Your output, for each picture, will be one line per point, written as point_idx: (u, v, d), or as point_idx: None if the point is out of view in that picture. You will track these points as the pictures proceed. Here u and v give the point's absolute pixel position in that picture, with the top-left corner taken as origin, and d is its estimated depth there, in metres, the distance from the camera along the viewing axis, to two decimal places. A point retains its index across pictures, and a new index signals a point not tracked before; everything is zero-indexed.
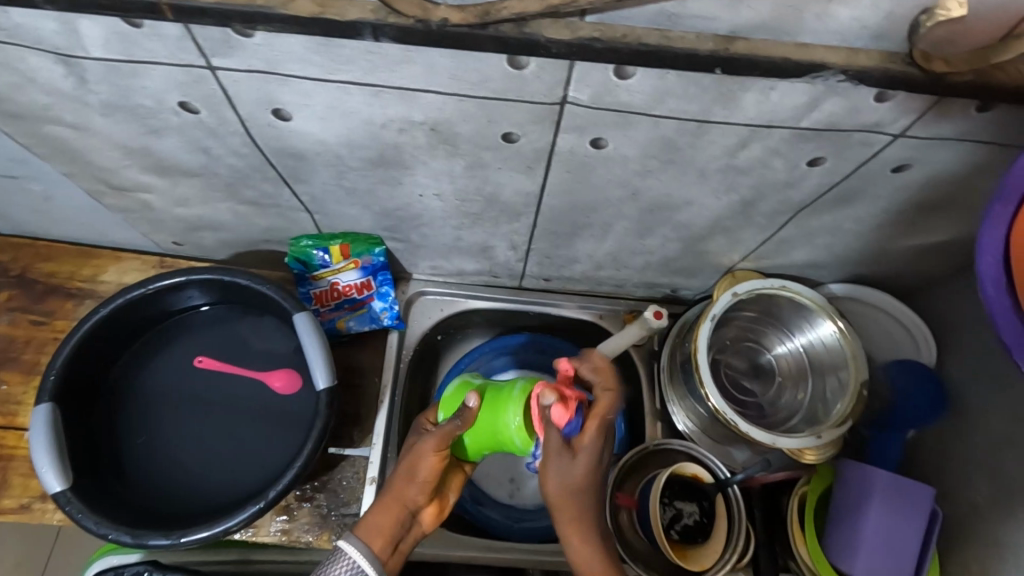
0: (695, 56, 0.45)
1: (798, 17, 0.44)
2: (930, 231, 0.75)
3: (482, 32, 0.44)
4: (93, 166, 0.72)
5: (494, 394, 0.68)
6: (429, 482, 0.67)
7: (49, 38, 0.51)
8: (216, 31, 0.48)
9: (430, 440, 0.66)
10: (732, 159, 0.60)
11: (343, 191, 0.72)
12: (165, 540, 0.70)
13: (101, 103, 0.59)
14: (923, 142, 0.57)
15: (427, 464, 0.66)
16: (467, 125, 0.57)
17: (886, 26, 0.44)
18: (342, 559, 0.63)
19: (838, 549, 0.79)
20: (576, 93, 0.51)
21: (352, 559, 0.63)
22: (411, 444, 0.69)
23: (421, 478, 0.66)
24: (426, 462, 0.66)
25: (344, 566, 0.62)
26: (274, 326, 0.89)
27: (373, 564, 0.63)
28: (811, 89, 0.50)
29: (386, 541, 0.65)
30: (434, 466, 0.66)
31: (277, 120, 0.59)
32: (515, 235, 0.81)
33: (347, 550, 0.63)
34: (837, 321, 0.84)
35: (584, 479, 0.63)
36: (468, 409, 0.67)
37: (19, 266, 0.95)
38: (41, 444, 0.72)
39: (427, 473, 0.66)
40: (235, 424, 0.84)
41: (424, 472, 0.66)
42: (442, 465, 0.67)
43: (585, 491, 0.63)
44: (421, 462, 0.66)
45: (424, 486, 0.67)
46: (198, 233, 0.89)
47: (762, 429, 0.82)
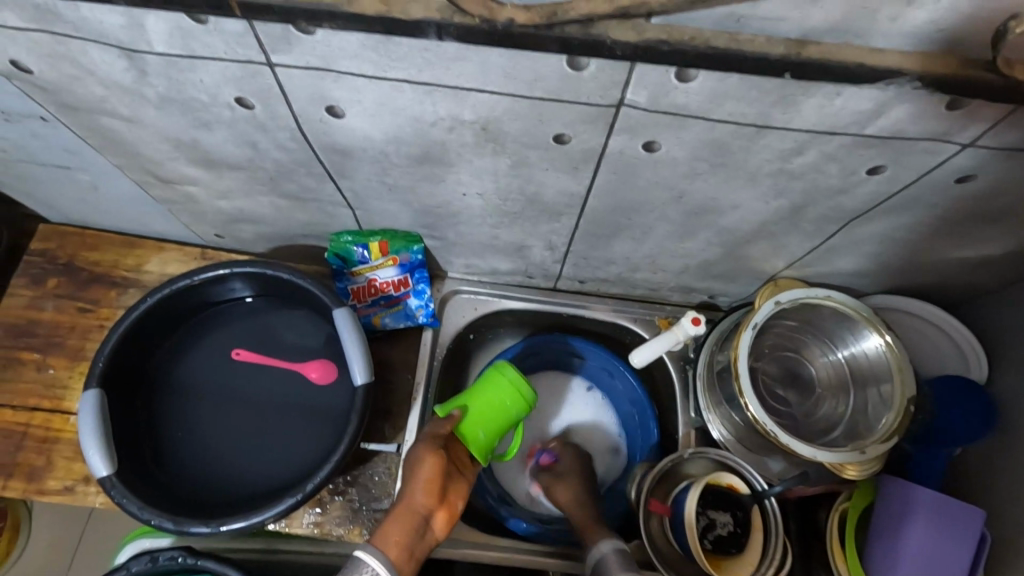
0: (763, 60, 0.43)
1: (872, 21, 0.42)
2: (987, 244, 0.72)
3: (546, 33, 0.43)
4: (144, 157, 0.74)
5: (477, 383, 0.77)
6: (432, 482, 0.69)
7: (113, 32, 0.51)
8: (277, 28, 0.48)
9: (426, 446, 0.71)
10: (786, 164, 0.59)
11: (386, 188, 0.72)
12: (205, 528, 0.71)
13: (157, 96, 0.60)
14: (991, 151, 0.55)
15: (427, 463, 0.69)
16: (519, 125, 0.56)
17: (966, 32, 0.43)
18: (364, 569, 0.62)
19: (879, 568, 0.77)
20: (632, 94, 0.51)
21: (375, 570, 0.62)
22: (412, 456, 0.72)
23: (422, 480, 0.69)
24: (426, 465, 0.69)
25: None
26: (310, 320, 0.90)
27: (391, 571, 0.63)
28: (878, 95, 0.48)
29: (403, 551, 0.65)
30: (432, 466, 0.69)
31: (328, 116, 0.59)
32: (555, 236, 0.81)
33: (368, 563, 0.62)
34: (884, 334, 0.81)
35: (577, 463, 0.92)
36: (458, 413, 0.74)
37: (66, 254, 0.97)
38: (88, 429, 0.74)
39: (428, 475, 0.69)
40: (271, 416, 0.85)
41: (424, 475, 0.69)
42: (441, 468, 0.70)
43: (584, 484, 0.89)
44: (422, 467, 0.69)
45: (430, 491, 0.68)
46: (239, 226, 0.90)
47: (801, 441, 0.80)
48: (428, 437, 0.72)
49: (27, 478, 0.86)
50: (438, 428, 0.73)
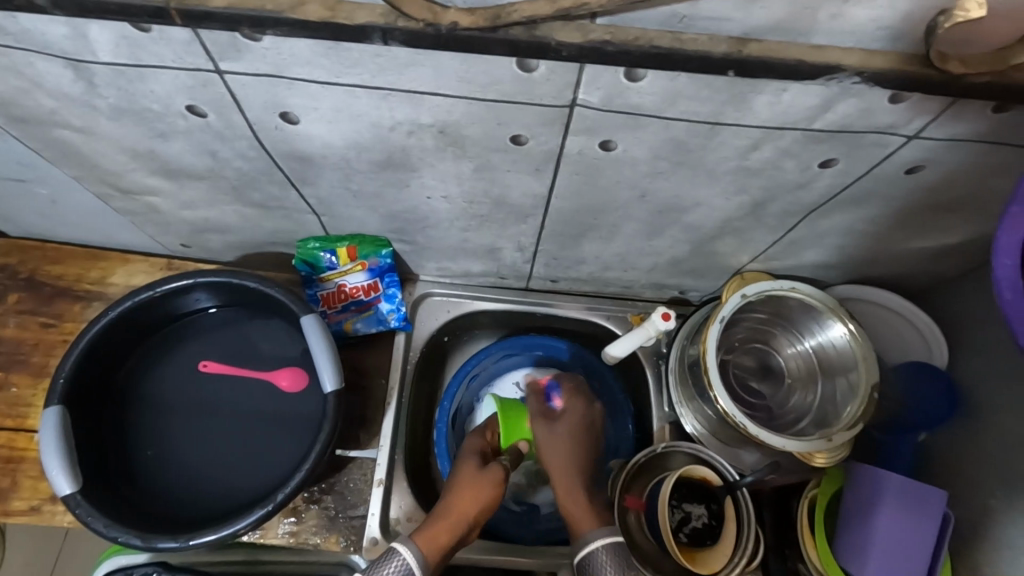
0: (708, 59, 0.44)
1: (811, 19, 0.43)
2: (943, 233, 0.74)
3: (492, 35, 0.44)
4: (101, 169, 0.72)
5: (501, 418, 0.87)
6: (487, 501, 0.76)
7: (57, 43, 0.50)
8: (224, 35, 0.47)
9: (468, 457, 0.81)
10: (743, 161, 0.59)
11: (350, 193, 0.72)
12: (173, 543, 0.70)
13: (108, 107, 0.59)
14: (937, 143, 0.56)
15: (469, 473, 0.78)
16: (477, 128, 0.56)
17: (902, 27, 0.44)
18: (396, 556, 0.67)
19: (849, 553, 0.78)
20: (585, 95, 0.51)
21: (406, 557, 0.67)
22: (458, 470, 0.80)
23: (481, 498, 0.76)
24: (470, 477, 0.78)
25: (398, 560, 0.67)
26: (280, 328, 0.89)
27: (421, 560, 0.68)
28: (823, 90, 0.49)
29: (437, 548, 0.70)
30: (495, 494, 0.77)
31: (285, 123, 0.58)
32: (523, 237, 0.81)
33: (401, 549, 0.68)
34: (848, 324, 0.83)
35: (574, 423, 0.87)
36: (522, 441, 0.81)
37: (27, 269, 0.95)
38: (50, 448, 0.72)
39: (471, 483, 0.77)
40: (242, 426, 0.84)
41: (486, 496, 0.76)
42: (484, 483, 0.77)
43: (581, 442, 0.86)
44: (466, 474, 0.78)
45: (474, 501, 0.75)
46: (205, 235, 0.89)
47: (771, 431, 0.81)
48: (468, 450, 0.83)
49: None
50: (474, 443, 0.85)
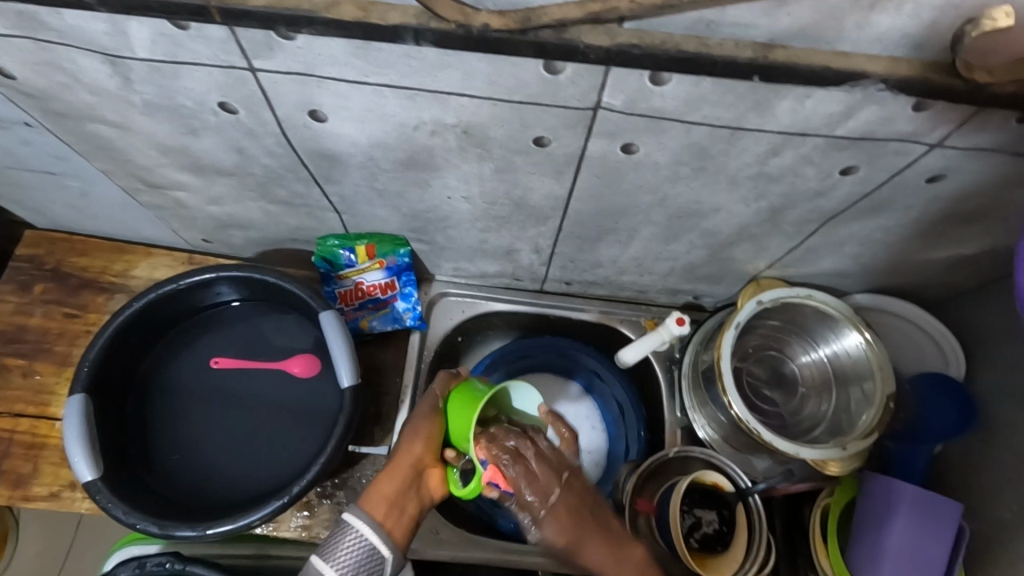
0: (734, 64, 0.44)
1: (837, 25, 0.43)
2: (962, 243, 0.74)
3: (521, 37, 0.43)
4: (131, 163, 0.74)
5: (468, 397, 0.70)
6: (432, 437, 0.70)
7: (96, 39, 0.51)
8: (259, 34, 0.48)
9: (423, 408, 0.71)
10: (764, 167, 0.60)
11: (372, 192, 0.73)
12: (190, 532, 0.71)
13: (142, 102, 0.60)
14: (959, 152, 0.56)
15: (425, 417, 0.70)
16: (501, 129, 0.57)
17: (928, 35, 0.43)
18: (352, 532, 0.63)
19: (860, 561, 0.78)
20: (609, 98, 0.52)
21: (361, 531, 0.63)
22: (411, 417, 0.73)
23: (424, 433, 0.70)
24: (425, 424, 0.70)
25: (353, 539, 0.63)
26: (297, 323, 0.90)
27: (375, 530, 0.63)
28: (847, 98, 0.49)
29: (386, 501, 0.66)
30: (430, 419, 0.70)
31: (313, 121, 0.59)
32: (540, 239, 0.82)
33: (354, 522, 0.63)
34: (863, 332, 0.83)
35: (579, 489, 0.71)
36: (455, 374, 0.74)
37: (53, 260, 0.97)
38: (74, 434, 0.74)
39: (426, 429, 0.70)
40: (259, 419, 0.85)
41: (424, 430, 0.70)
42: (439, 430, 0.71)
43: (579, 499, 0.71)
44: (416, 422, 0.71)
45: (429, 446, 0.70)
46: (227, 231, 0.91)
47: (785, 438, 0.81)
48: (430, 396, 0.72)
49: (12, 485, 0.86)
50: (433, 385, 0.72)
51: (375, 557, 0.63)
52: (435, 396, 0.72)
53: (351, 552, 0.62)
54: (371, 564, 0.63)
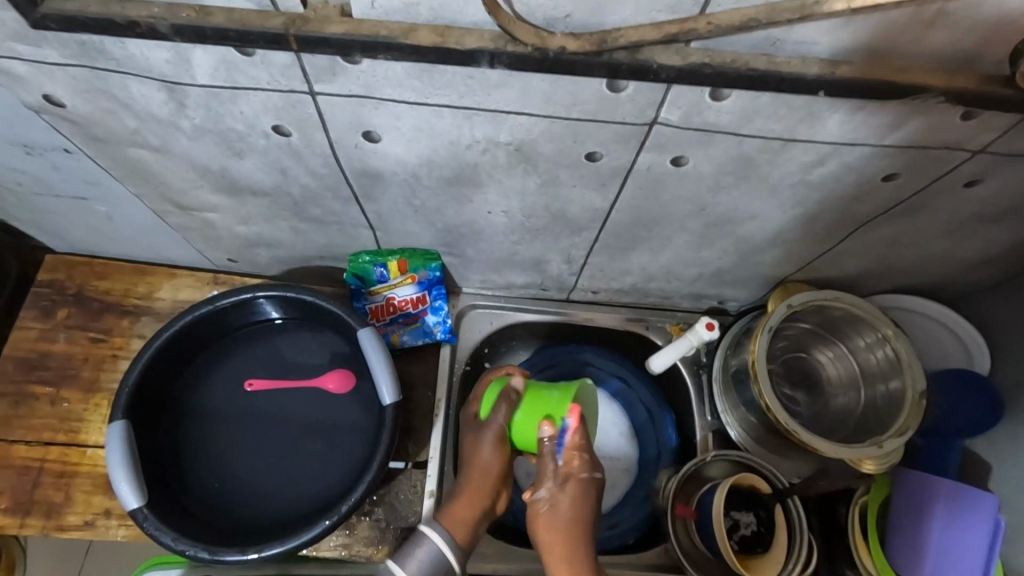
0: (801, 79, 0.45)
1: (899, 41, 0.44)
2: (988, 242, 0.76)
3: (595, 59, 0.44)
4: (167, 186, 0.74)
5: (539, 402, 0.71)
6: (495, 472, 0.73)
7: (156, 67, 0.51)
8: (324, 59, 0.49)
9: (489, 434, 0.73)
10: (807, 175, 0.61)
11: (412, 209, 0.73)
12: (242, 555, 0.71)
13: (191, 126, 0.60)
14: (997, 157, 0.58)
15: (489, 449, 0.73)
16: (553, 145, 0.58)
17: (985, 49, 0.45)
18: (427, 544, 0.69)
19: (900, 557, 0.81)
20: (666, 114, 0.53)
21: (436, 544, 0.68)
22: (473, 442, 0.75)
23: (485, 468, 0.73)
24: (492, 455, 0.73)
25: (429, 549, 0.68)
26: (328, 340, 0.90)
27: (452, 550, 0.69)
28: (899, 109, 0.51)
29: (462, 528, 0.71)
30: (496, 456, 0.73)
31: (364, 142, 0.60)
32: (574, 250, 0.83)
33: (432, 537, 0.69)
34: (892, 331, 0.85)
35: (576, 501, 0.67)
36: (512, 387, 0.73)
37: (75, 284, 0.96)
38: (117, 462, 0.73)
39: (490, 463, 0.73)
40: (297, 440, 0.84)
41: (489, 465, 0.73)
42: (502, 461, 0.74)
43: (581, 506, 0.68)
44: (484, 449, 0.73)
45: (496, 483, 0.74)
46: (255, 250, 0.91)
47: (822, 438, 0.83)
48: (494, 424, 0.72)
49: (45, 515, 0.85)
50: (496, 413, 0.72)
51: (446, 569, 0.69)
52: (500, 423, 0.72)
53: (425, 563, 0.68)
54: (444, 574, 0.69)
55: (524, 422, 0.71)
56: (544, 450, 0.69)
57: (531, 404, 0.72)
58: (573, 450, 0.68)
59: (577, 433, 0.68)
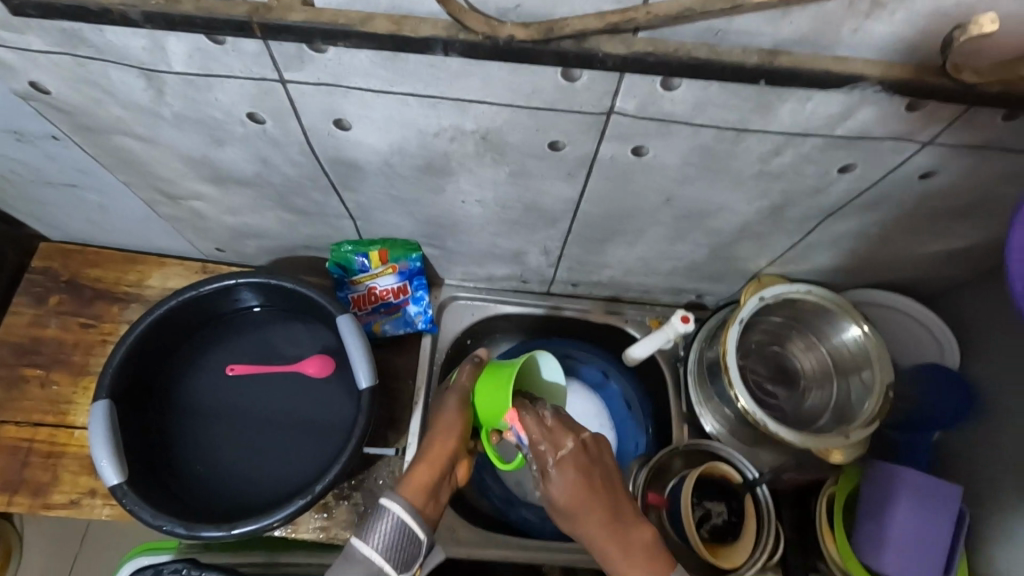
0: (742, 69, 0.47)
1: (837, 33, 0.46)
2: (953, 237, 0.78)
3: (544, 47, 0.46)
4: (153, 174, 0.76)
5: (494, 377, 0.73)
6: (461, 428, 0.73)
7: (134, 54, 0.54)
8: (292, 47, 0.51)
9: (454, 395, 0.74)
10: (767, 166, 0.63)
11: (389, 198, 0.76)
12: (217, 532, 0.73)
13: (171, 114, 0.62)
14: (950, 149, 0.60)
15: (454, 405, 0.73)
16: (519, 134, 0.60)
17: (920, 41, 0.47)
18: (388, 516, 0.63)
19: (865, 547, 0.81)
20: (622, 103, 0.55)
21: (397, 513, 0.63)
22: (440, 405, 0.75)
23: (450, 426, 0.73)
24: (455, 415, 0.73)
25: (389, 520, 0.63)
26: (310, 328, 0.92)
27: (414, 516, 0.64)
28: (846, 100, 0.53)
29: (422, 492, 0.67)
30: (458, 411, 0.73)
31: (337, 130, 0.62)
32: (550, 241, 0.85)
33: (392, 508, 0.64)
34: (862, 324, 0.86)
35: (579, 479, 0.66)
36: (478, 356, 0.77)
37: (68, 272, 0.99)
38: (100, 439, 0.75)
39: (455, 417, 0.73)
40: (277, 424, 0.86)
41: (452, 422, 0.73)
42: (468, 418, 0.74)
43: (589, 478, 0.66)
44: (449, 407, 0.73)
45: (460, 438, 0.73)
46: (242, 240, 0.93)
47: (791, 429, 0.84)
48: (458, 387, 0.74)
49: (32, 494, 0.87)
50: (460, 376, 0.75)
51: (409, 542, 0.64)
52: (457, 407, 0.73)
53: (387, 536, 0.63)
54: (403, 545, 0.63)
55: (486, 399, 0.73)
56: (516, 446, 0.70)
57: (489, 379, 0.73)
58: (560, 424, 0.68)
59: (529, 425, 0.67)
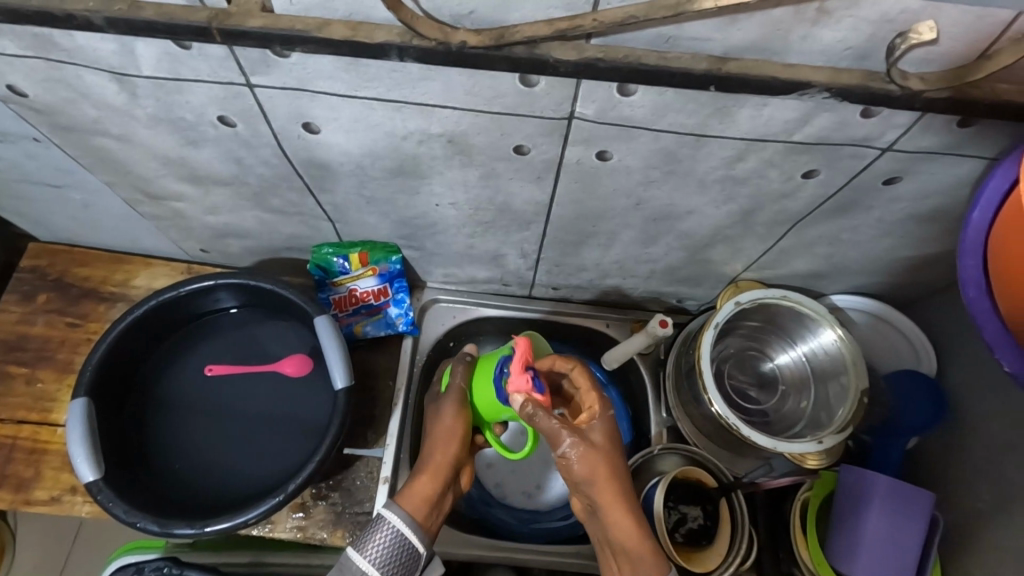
0: (692, 75, 0.48)
1: (785, 40, 0.47)
2: (925, 243, 0.78)
3: (496, 53, 0.47)
4: (133, 175, 0.78)
5: (489, 367, 0.76)
6: (458, 438, 0.76)
7: (105, 58, 0.55)
8: (256, 52, 0.52)
9: (451, 400, 0.77)
10: (730, 171, 0.64)
11: (364, 200, 0.77)
12: (190, 529, 0.74)
13: (146, 116, 0.63)
14: (911, 155, 0.60)
15: (453, 413, 0.76)
16: (483, 137, 0.61)
17: (868, 48, 0.47)
18: (386, 528, 0.69)
19: (839, 552, 0.81)
20: (582, 108, 0.56)
21: (396, 527, 0.69)
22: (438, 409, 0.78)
23: (450, 434, 0.76)
24: (451, 418, 0.76)
25: (386, 531, 0.69)
26: (291, 329, 0.93)
27: (414, 531, 0.70)
28: (801, 106, 0.53)
29: (423, 506, 0.72)
30: (456, 421, 0.76)
31: (307, 133, 0.63)
32: (526, 244, 0.85)
33: (389, 519, 0.70)
34: (837, 330, 0.86)
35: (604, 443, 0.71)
36: (468, 353, 0.80)
37: (56, 271, 1.00)
38: (77, 435, 0.76)
39: (453, 423, 0.76)
40: (256, 423, 0.87)
41: (451, 429, 0.76)
42: (467, 421, 0.77)
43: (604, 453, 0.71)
44: (447, 416, 0.76)
45: (461, 443, 0.76)
46: (225, 240, 0.94)
47: (766, 434, 0.84)
48: (454, 389, 0.77)
49: (15, 489, 0.89)
50: (454, 378, 0.78)
51: (409, 553, 0.70)
52: (460, 385, 0.78)
53: (386, 547, 0.69)
54: (404, 558, 0.70)
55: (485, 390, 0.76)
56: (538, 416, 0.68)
57: (484, 370, 0.77)
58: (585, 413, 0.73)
59: (592, 380, 0.73)
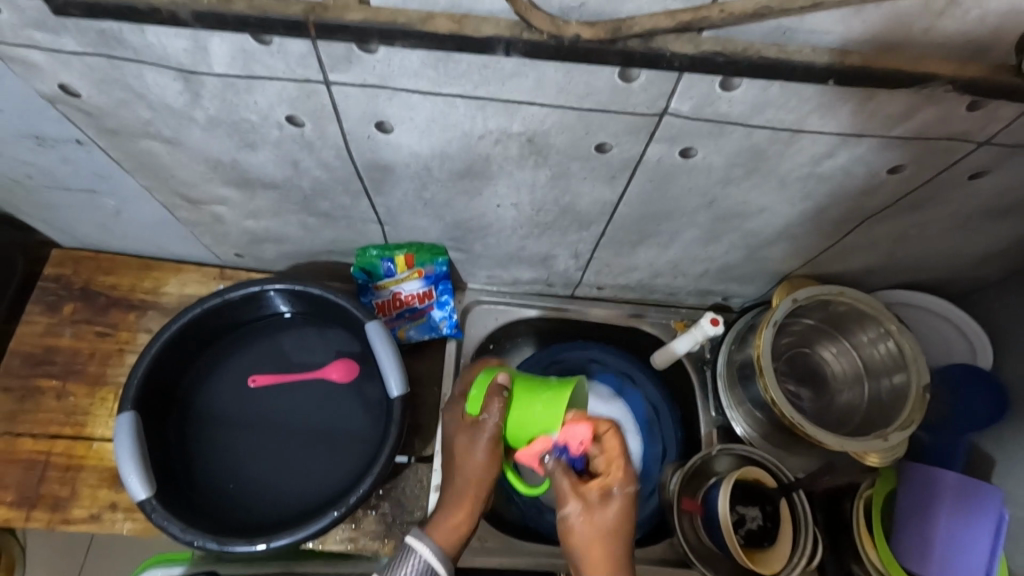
0: (812, 69, 0.46)
1: (907, 32, 0.45)
2: (992, 237, 0.77)
3: (610, 47, 0.45)
4: (177, 179, 0.74)
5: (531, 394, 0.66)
6: (491, 463, 0.69)
7: (174, 56, 0.52)
8: (341, 48, 0.49)
9: (484, 432, 0.68)
10: (815, 168, 0.62)
11: (422, 203, 0.74)
12: (250, 546, 0.71)
13: (206, 117, 0.60)
14: (1004, 149, 0.59)
15: (484, 441, 0.68)
16: (565, 137, 0.59)
17: (992, 39, 0.46)
18: (413, 556, 0.66)
19: (907, 547, 0.82)
20: (676, 104, 0.53)
21: (423, 557, 0.66)
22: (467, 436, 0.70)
23: (481, 459, 0.69)
24: (483, 452, 0.69)
25: (414, 562, 0.65)
26: (334, 335, 0.90)
27: (440, 561, 0.66)
28: (906, 100, 0.52)
29: (451, 532, 0.68)
30: (486, 451, 0.69)
31: (377, 133, 0.60)
32: (581, 245, 0.83)
33: (416, 549, 0.66)
34: (896, 326, 0.85)
35: (620, 515, 0.65)
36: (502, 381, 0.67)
37: (81, 279, 0.96)
38: (126, 453, 0.73)
39: (484, 453, 0.69)
40: (303, 433, 0.84)
41: (480, 456, 0.69)
42: (499, 452, 0.69)
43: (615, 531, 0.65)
44: (478, 448, 0.69)
45: (491, 469, 0.70)
46: (262, 245, 0.91)
47: (828, 432, 0.83)
48: (488, 425, 0.67)
49: (51, 509, 0.85)
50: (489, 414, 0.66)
51: None
52: (494, 422, 0.67)
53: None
54: None
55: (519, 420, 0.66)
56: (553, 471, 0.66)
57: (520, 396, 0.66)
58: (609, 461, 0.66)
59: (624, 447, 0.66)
